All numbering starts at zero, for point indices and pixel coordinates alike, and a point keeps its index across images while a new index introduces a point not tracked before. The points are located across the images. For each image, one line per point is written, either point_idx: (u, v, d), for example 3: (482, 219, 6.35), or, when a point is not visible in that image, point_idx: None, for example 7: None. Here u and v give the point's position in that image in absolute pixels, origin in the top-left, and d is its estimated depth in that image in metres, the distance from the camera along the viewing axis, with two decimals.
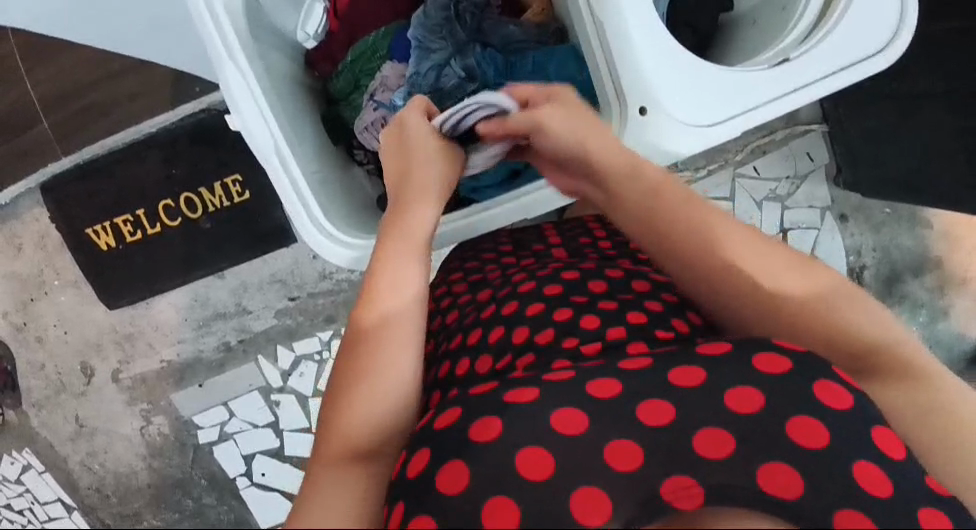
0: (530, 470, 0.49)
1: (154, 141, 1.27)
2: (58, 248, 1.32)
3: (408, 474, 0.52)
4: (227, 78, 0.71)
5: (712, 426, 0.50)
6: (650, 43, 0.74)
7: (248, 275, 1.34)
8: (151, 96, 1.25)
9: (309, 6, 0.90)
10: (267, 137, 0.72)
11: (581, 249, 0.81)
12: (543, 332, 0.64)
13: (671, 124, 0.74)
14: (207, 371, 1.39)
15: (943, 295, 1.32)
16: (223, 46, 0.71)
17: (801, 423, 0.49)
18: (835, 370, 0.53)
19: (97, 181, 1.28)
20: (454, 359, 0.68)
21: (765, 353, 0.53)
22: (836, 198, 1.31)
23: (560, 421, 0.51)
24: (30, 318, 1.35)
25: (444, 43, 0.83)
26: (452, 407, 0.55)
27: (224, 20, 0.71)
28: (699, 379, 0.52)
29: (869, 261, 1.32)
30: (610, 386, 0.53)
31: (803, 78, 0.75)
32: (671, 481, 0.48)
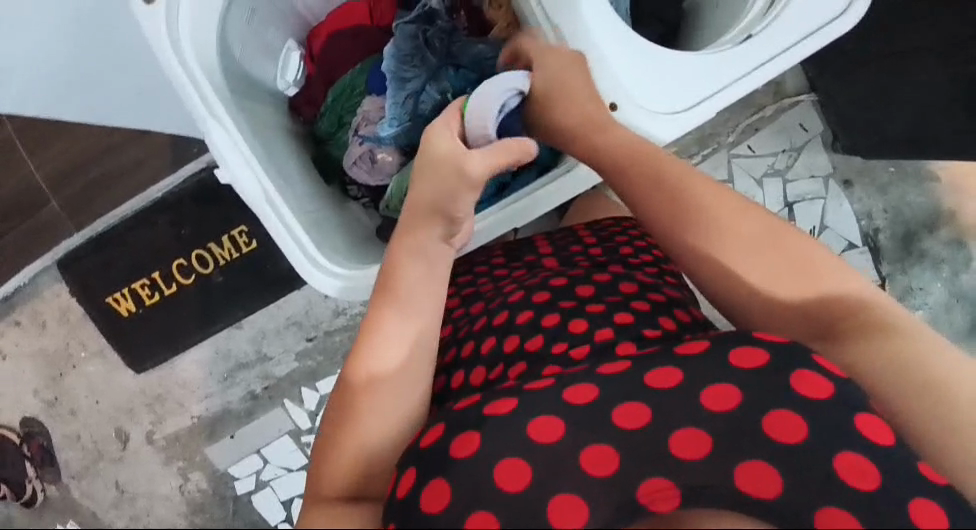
0: (503, 480, 0.51)
1: (161, 206, 1.32)
2: (81, 320, 1.36)
3: (399, 495, 0.53)
4: (215, 138, 0.73)
5: (688, 427, 0.51)
6: (611, 39, 0.75)
7: (265, 322, 1.37)
8: (152, 164, 1.29)
9: (285, 55, 0.92)
10: (257, 187, 0.74)
11: (572, 257, 0.81)
12: (532, 338, 0.65)
13: (642, 115, 0.75)
14: (236, 421, 1.41)
15: (964, 247, 1.28)
16: (204, 105, 0.73)
17: (777, 417, 0.50)
18: (815, 358, 0.53)
19: (111, 251, 1.33)
20: (448, 373, 0.70)
21: (737, 348, 0.53)
22: (838, 165, 1.29)
23: (536, 429, 0.53)
24: (61, 392, 1.39)
25: (417, 72, 0.85)
26: (437, 424, 0.56)
27: (202, 82, 0.73)
28: (673, 381, 0.53)
29: (882, 224, 1.29)
30: (585, 391, 0.54)
31: (769, 52, 0.75)
32: (650, 482, 0.50)
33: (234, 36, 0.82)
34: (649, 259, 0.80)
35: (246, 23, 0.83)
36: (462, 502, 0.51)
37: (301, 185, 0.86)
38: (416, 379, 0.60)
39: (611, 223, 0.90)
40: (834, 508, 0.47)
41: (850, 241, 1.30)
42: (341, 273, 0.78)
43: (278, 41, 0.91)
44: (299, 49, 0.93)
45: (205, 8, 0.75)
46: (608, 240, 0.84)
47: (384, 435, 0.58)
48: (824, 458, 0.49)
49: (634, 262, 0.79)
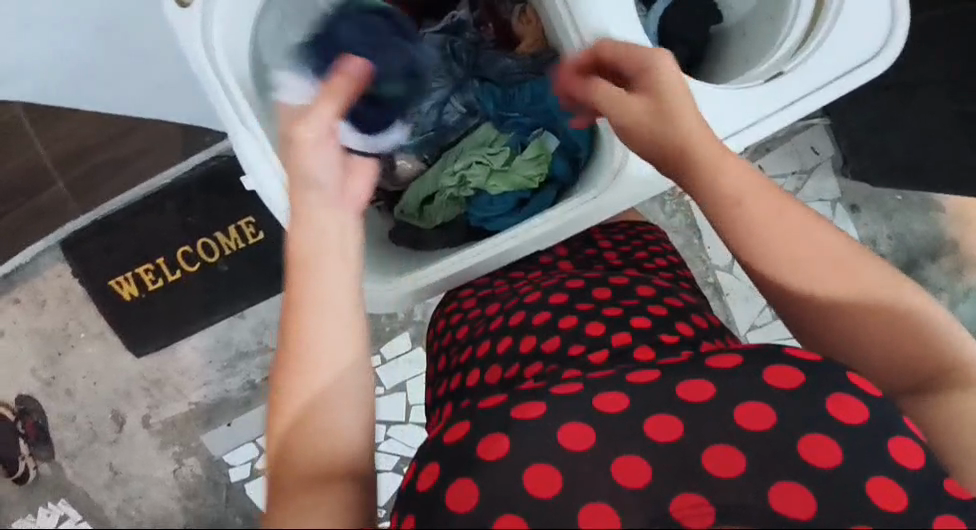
0: (532, 483, 0.51)
1: (170, 192, 1.31)
2: (83, 301, 1.36)
3: (420, 487, 0.54)
4: (242, 146, 0.73)
5: (719, 443, 0.52)
6: None
7: (268, 313, 1.37)
8: (163, 150, 1.29)
9: None
10: (283, 197, 0.74)
11: (589, 260, 0.80)
12: (549, 340, 0.65)
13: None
14: (234, 409, 1.41)
15: (962, 277, 1.30)
16: (236, 113, 0.73)
17: (812, 441, 0.51)
18: (849, 375, 0.54)
19: (116, 234, 1.32)
20: (464, 370, 0.70)
21: (775, 367, 0.55)
22: (846, 189, 1.31)
23: (566, 437, 0.54)
24: (58, 372, 1.39)
25: (443, 82, 0.90)
26: (461, 420, 0.57)
27: (236, 91, 0.74)
28: (706, 394, 0.54)
29: (886, 249, 1.30)
30: (617, 400, 0.55)
31: (801, 90, 0.75)
32: (680, 499, 0.51)
33: (266, 43, 0.82)
34: (664, 264, 0.81)
35: (278, 30, 0.84)
36: (478, 507, 0.51)
37: None
38: (349, 400, 0.52)
39: (627, 225, 0.88)
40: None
41: None
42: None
43: None
44: None
45: (236, 18, 0.76)
46: (623, 243, 0.83)
47: (333, 454, 0.51)
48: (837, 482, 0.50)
49: (650, 267, 0.79)
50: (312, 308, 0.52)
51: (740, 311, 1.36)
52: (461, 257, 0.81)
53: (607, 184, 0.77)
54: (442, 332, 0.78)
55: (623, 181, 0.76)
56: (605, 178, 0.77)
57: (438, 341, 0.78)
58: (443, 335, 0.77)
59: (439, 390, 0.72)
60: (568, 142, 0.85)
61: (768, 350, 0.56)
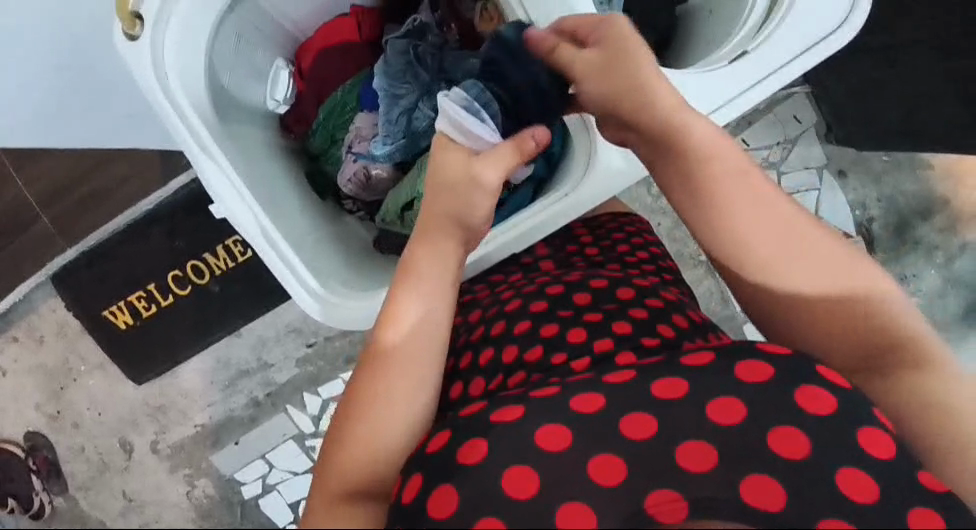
0: (512, 486, 0.51)
1: (153, 218, 1.30)
2: (79, 334, 1.36)
3: (404, 499, 0.52)
4: (208, 175, 0.72)
5: (692, 440, 0.52)
6: None
7: (264, 329, 1.36)
8: (141, 177, 1.28)
9: (274, 74, 0.91)
10: (250, 220, 0.74)
11: (569, 258, 0.80)
12: (531, 349, 0.65)
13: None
14: (240, 428, 1.42)
15: (956, 234, 1.29)
16: (196, 141, 0.73)
17: (781, 433, 0.51)
18: (819, 369, 0.54)
19: (105, 264, 1.32)
20: (447, 383, 0.69)
21: (745, 362, 0.54)
22: (832, 156, 1.30)
23: (545, 437, 0.53)
24: (62, 406, 1.39)
25: (410, 87, 0.84)
26: (441, 430, 0.56)
27: (191, 115, 0.73)
28: (679, 392, 0.53)
29: (876, 213, 1.30)
30: (594, 400, 0.54)
31: (765, 69, 0.74)
32: (657, 494, 0.51)
33: (221, 63, 0.81)
34: (645, 257, 0.80)
35: (233, 49, 0.82)
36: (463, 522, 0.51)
37: (295, 206, 0.85)
38: (430, 372, 0.59)
39: (607, 217, 0.88)
40: (834, 522, 0.49)
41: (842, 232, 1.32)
42: (323, 293, 0.77)
43: (267, 60, 0.90)
44: (289, 67, 0.92)
45: (187, 45, 0.74)
46: (604, 237, 0.83)
47: (395, 428, 0.56)
48: (825, 462, 0.50)
49: (631, 261, 0.79)
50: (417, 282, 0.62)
51: None
52: None
53: (580, 179, 0.78)
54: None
55: (595, 175, 0.77)
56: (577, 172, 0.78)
57: None
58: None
59: None
60: None
61: (735, 345, 0.56)
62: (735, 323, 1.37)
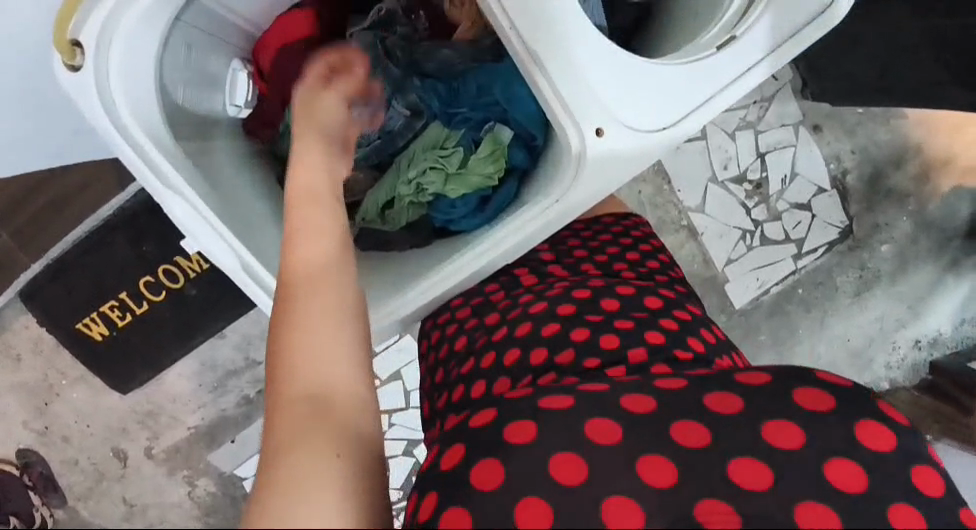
0: (560, 472, 0.52)
1: (116, 224, 1.24)
2: (54, 349, 1.32)
3: (444, 467, 0.55)
4: (169, 204, 0.69)
5: (748, 457, 0.52)
6: (592, 50, 0.68)
7: (249, 328, 1.34)
8: (99, 183, 1.22)
9: (232, 76, 0.85)
10: (232, 256, 0.73)
11: (583, 263, 0.79)
12: (562, 353, 0.64)
13: (628, 135, 0.69)
14: (234, 426, 1.41)
15: (928, 180, 1.35)
16: (159, 178, 0.68)
17: (839, 464, 0.51)
18: (879, 407, 0.55)
19: (70, 276, 1.25)
20: (467, 382, 0.67)
21: (806, 389, 0.55)
22: (806, 112, 1.32)
23: (596, 430, 0.54)
24: (50, 420, 1.36)
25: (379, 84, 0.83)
26: (486, 408, 0.58)
27: (148, 147, 0.68)
28: (734, 408, 0.54)
29: (850, 165, 1.34)
30: (642, 401, 0.56)
31: (754, 55, 0.73)
32: (705, 502, 0.50)
33: (171, 78, 0.74)
34: (657, 266, 0.82)
35: (184, 62, 0.76)
36: None
37: (272, 217, 0.82)
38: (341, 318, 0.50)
39: (610, 219, 0.89)
40: None
41: (818, 185, 1.35)
42: None
43: (223, 65, 0.84)
44: (246, 68, 0.86)
45: (136, 69, 0.69)
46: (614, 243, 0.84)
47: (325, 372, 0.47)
48: (842, 433, 0.52)
49: (645, 270, 0.80)
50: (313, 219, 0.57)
51: (717, 248, 1.38)
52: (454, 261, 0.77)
53: (571, 183, 0.71)
54: (438, 345, 0.75)
55: (586, 177, 0.70)
56: (568, 173, 0.71)
57: (434, 355, 0.75)
58: (440, 347, 0.74)
59: (436, 403, 0.70)
60: (523, 132, 0.80)
61: (792, 370, 0.57)
62: (717, 284, 1.39)
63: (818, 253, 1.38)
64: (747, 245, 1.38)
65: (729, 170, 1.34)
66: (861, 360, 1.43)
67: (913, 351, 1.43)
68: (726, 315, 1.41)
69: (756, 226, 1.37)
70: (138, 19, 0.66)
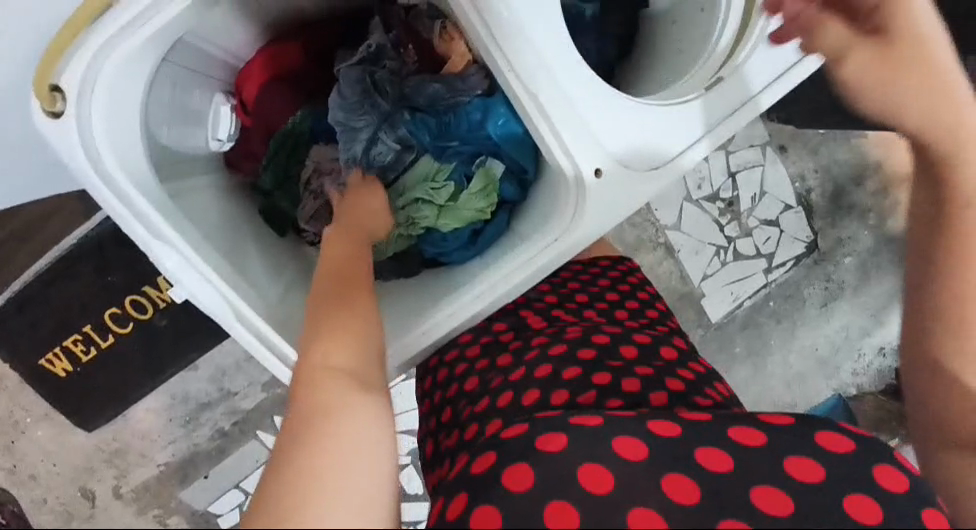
0: (590, 480, 0.52)
1: (79, 254, 1.18)
2: (20, 386, 1.26)
3: (477, 470, 0.54)
4: (162, 257, 0.66)
5: (768, 484, 0.53)
6: (588, 94, 0.71)
7: (223, 358, 1.29)
8: (64, 213, 1.17)
9: (214, 111, 0.84)
10: (217, 298, 0.68)
11: (590, 309, 0.81)
12: (583, 394, 0.64)
13: (628, 175, 0.71)
14: (209, 460, 1.35)
15: (886, 196, 1.42)
16: (142, 223, 0.65)
17: (856, 499, 0.52)
18: (897, 455, 0.56)
19: (29, 311, 1.19)
20: (480, 419, 0.65)
21: (823, 430, 0.57)
22: (773, 132, 1.38)
23: (623, 447, 0.55)
24: (18, 459, 1.30)
25: (368, 118, 0.83)
26: (519, 422, 0.58)
27: (130, 189, 0.65)
28: (759, 440, 0.56)
29: (814, 183, 1.40)
30: (670, 426, 0.57)
31: (740, 99, 0.76)
32: (724, 526, 0.50)
33: (151, 113, 0.72)
34: (658, 317, 0.85)
35: (168, 100, 0.74)
36: None
37: (254, 250, 0.79)
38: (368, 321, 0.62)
39: (606, 262, 0.92)
40: None
41: (785, 203, 1.41)
42: None
43: (205, 100, 0.83)
44: (229, 102, 0.86)
45: (119, 116, 0.67)
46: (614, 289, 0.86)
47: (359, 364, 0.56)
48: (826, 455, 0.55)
49: (647, 319, 0.82)
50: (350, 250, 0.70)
51: (692, 264, 1.41)
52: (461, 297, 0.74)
53: (574, 215, 0.71)
54: (445, 383, 0.74)
55: (590, 214, 0.70)
56: (570, 205, 0.71)
57: (439, 393, 0.74)
58: (447, 385, 0.73)
59: (444, 441, 0.69)
60: (513, 165, 0.80)
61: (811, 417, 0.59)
62: (693, 299, 1.43)
63: (787, 267, 1.44)
64: (721, 261, 1.42)
65: (702, 189, 1.38)
66: (829, 368, 1.49)
67: (877, 357, 1.49)
68: (703, 329, 1.45)
69: (729, 242, 1.41)
70: (117, 70, 0.65)
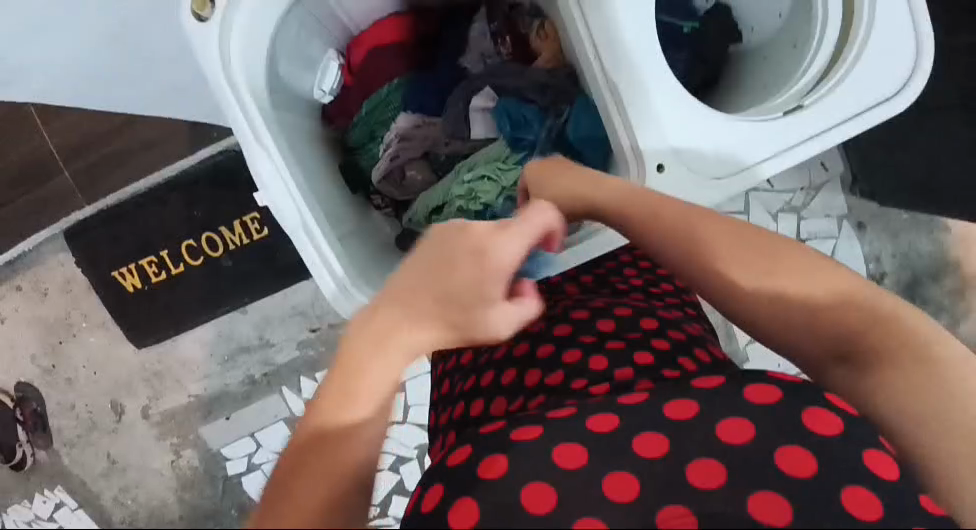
0: (532, 504, 0.52)
1: (176, 185, 1.30)
2: (85, 291, 1.35)
3: (424, 509, 0.56)
4: (258, 165, 0.73)
5: (703, 456, 0.53)
6: (667, 94, 0.74)
7: (271, 309, 1.36)
8: (169, 145, 1.28)
9: (324, 64, 0.92)
10: (295, 212, 0.74)
11: (593, 287, 0.83)
12: (553, 374, 0.66)
13: (690, 178, 0.74)
14: (234, 403, 1.41)
15: (964, 298, 1.33)
16: (251, 128, 0.73)
17: (790, 452, 0.52)
18: (827, 394, 0.54)
19: (120, 225, 1.31)
20: (470, 398, 0.71)
21: (817, 411, 0.53)
22: (853, 207, 1.33)
23: (561, 457, 0.55)
24: (58, 360, 1.38)
25: (460, 101, 0.91)
26: (463, 446, 0.60)
27: (246, 97, 0.73)
28: (690, 411, 0.55)
29: (889, 268, 1.33)
30: (607, 420, 0.57)
31: (820, 125, 0.75)
32: (667, 508, 0.51)
33: (282, 50, 0.82)
34: (670, 288, 0.85)
35: (295, 37, 0.84)
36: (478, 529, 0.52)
37: (328, 196, 0.85)
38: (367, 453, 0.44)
39: (636, 247, 0.94)
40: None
41: None
42: (352, 289, 0.76)
43: (320, 51, 0.92)
44: (339, 60, 0.94)
45: (258, 36, 0.76)
46: (631, 266, 0.87)
47: (334, 516, 0.41)
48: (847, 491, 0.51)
49: (656, 293, 0.83)
50: (392, 344, 0.46)
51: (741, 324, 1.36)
52: None
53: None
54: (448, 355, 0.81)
55: None
56: None
57: (445, 365, 0.81)
58: (449, 359, 0.81)
59: (442, 416, 0.75)
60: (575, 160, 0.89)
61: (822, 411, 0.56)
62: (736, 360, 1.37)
63: None
64: None
65: None
66: None
67: None
68: None
69: None
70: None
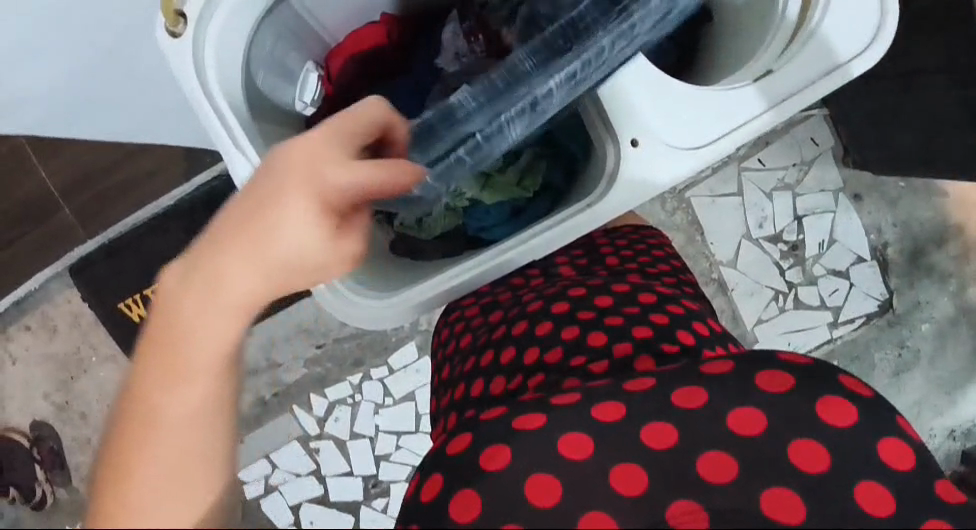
0: (535, 494, 0.54)
1: (174, 213, 1.33)
2: (92, 325, 1.37)
3: (423, 498, 0.56)
4: (238, 169, 0.75)
5: (712, 451, 0.55)
6: (635, 72, 0.75)
7: (275, 328, 1.35)
8: (166, 173, 1.31)
9: (303, 76, 0.95)
10: None
11: (589, 267, 0.83)
12: (551, 351, 0.68)
13: (664, 150, 0.75)
14: (246, 425, 1.36)
15: (969, 262, 1.32)
16: (229, 136, 0.75)
17: (803, 446, 0.54)
18: (843, 380, 0.57)
19: (122, 257, 1.34)
20: (469, 380, 0.72)
21: (831, 402, 0.55)
22: (848, 180, 1.33)
23: (566, 446, 0.56)
24: (72, 395, 1.39)
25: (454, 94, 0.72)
26: (463, 432, 0.59)
27: (224, 107, 0.76)
28: (700, 400, 0.56)
29: (891, 238, 1.33)
30: (615, 410, 0.57)
31: (791, 87, 0.75)
32: (676, 504, 0.54)
33: (257, 63, 0.85)
34: (667, 269, 0.85)
35: (269, 52, 0.87)
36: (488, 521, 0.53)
37: None
38: (226, 335, 0.43)
39: (629, 228, 0.93)
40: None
41: (858, 255, 1.33)
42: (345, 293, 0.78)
43: (298, 63, 0.94)
44: (317, 71, 0.97)
45: (229, 51, 0.79)
46: (627, 248, 0.87)
47: (195, 408, 0.43)
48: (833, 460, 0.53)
49: (653, 272, 0.83)
50: (254, 229, 0.44)
51: (746, 306, 1.35)
52: (472, 263, 0.80)
53: (604, 192, 0.77)
54: (446, 341, 0.82)
55: (619, 187, 0.76)
56: (599, 188, 0.77)
57: (444, 350, 0.82)
58: (448, 343, 0.82)
59: (442, 399, 0.76)
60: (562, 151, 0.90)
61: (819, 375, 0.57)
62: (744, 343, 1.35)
63: (855, 325, 1.34)
64: (779, 307, 1.34)
65: (764, 228, 1.34)
66: None
67: (947, 440, 1.34)
68: None
69: (790, 287, 1.34)
70: (238, 5, 0.77)
